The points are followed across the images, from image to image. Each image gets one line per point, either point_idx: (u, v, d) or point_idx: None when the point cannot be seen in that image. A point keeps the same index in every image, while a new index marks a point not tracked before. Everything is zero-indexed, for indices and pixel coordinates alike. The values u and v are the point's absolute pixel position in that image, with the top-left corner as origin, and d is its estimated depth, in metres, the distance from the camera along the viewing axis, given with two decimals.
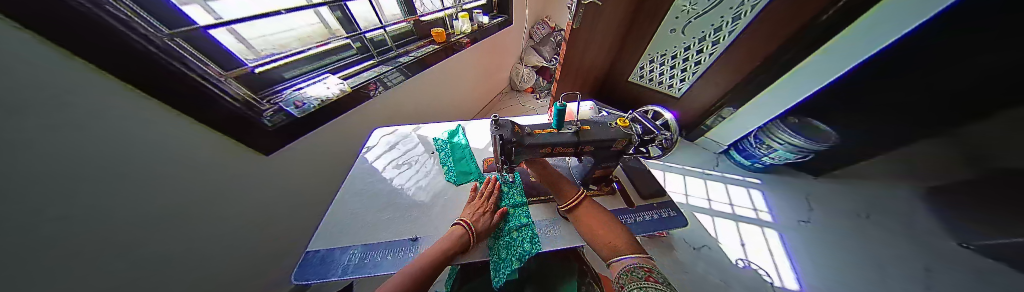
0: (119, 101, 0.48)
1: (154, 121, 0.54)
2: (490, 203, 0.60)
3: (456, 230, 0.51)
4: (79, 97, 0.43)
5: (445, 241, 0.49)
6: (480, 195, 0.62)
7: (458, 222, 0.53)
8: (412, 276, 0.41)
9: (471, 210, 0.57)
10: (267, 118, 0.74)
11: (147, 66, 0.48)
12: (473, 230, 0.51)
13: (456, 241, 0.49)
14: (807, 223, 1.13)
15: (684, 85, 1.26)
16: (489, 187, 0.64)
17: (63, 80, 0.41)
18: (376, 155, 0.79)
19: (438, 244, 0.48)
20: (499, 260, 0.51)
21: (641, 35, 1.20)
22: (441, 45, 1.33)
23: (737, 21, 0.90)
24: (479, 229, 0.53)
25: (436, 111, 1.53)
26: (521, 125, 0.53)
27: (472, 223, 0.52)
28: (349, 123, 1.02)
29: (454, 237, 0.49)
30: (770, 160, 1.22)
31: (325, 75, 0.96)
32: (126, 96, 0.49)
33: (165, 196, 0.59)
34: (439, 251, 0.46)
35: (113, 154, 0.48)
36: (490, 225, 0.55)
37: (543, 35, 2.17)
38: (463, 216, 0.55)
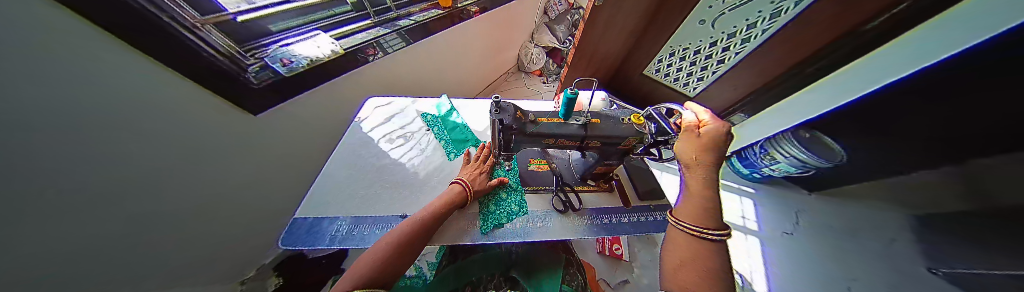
0: (108, 54, 0.43)
1: (142, 75, 0.49)
2: (484, 165, 0.62)
3: (456, 187, 0.53)
4: (107, 67, 0.44)
5: (446, 196, 0.51)
6: (477, 158, 0.63)
7: (456, 181, 0.55)
8: (426, 219, 0.44)
9: (467, 170, 0.58)
10: (253, 75, 0.68)
11: (126, 12, 0.41)
12: (471, 188, 0.54)
13: (457, 197, 0.51)
14: (790, 235, 1.16)
15: (700, 85, 1.19)
16: (485, 151, 0.63)
17: (89, 51, 0.41)
18: (372, 125, 0.76)
19: (442, 197, 0.51)
20: (490, 215, 0.56)
21: (665, 27, 1.07)
22: (446, 10, 1.22)
23: (774, 18, 0.77)
24: (474, 187, 0.55)
25: (437, 84, 1.46)
26: (524, 110, 0.48)
27: (470, 182, 0.55)
28: (342, 88, 0.97)
29: (456, 191, 0.52)
30: (771, 171, 1.19)
31: (316, 32, 0.87)
32: (111, 49, 0.43)
33: (181, 154, 0.60)
34: (444, 202, 0.49)
35: (112, 101, 0.46)
36: (487, 185, 0.58)
37: (559, 12, 1.99)
38: (460, 176, 0.56)
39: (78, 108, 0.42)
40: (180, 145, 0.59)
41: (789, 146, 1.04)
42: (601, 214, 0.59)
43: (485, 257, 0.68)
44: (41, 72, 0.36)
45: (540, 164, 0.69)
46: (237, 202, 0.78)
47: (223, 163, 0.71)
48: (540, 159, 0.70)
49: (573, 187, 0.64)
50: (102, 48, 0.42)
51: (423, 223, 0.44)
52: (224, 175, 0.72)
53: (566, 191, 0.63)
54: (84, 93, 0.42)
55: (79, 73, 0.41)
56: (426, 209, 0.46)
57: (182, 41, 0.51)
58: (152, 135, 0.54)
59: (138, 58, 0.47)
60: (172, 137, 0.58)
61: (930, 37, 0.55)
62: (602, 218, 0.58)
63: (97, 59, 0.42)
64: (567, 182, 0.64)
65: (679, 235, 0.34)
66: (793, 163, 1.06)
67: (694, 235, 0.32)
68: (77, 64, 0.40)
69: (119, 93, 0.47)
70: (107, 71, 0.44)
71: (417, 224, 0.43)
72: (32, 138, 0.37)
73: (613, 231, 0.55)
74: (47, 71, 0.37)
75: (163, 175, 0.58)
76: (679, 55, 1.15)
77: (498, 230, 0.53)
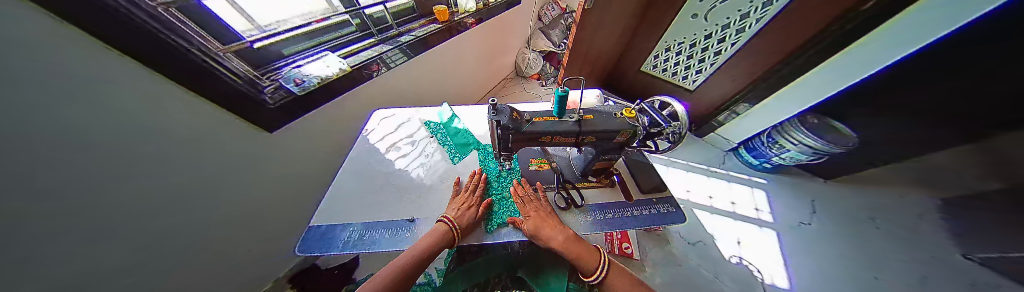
0: (127, 79, 0.47)
1: (161, 97, 0.53)
2: (473, 197, 0.59)
3: (440, 227, 0.49)
4: (121, 84, 0.46)
5: (427, 239, 0.48)
6: (465, 188, 0.61)
7: (442, 219, 0.52)
8: (401, 271, 0.43)
9: (454, 205, 0.55)
10: (268, 96, 0.73)
11: (145, 36, 0.45)
12: (457, 225, 0.50)
13: (440, 238, 0.48)
14: (809, 225, 1.11)
15: (699, 78, 1.19)
16: (474, 180, 0.62)
17: (102, 70, 0.43)
18: (378, 136, 0.80)
19: (424, 240, 0.48)
20: (495, 214, 0.57)
21: (658, 23, 1.09)
22: (445, 24, 1.27)
23: (767, 6, 0.78)
24: (462, 224, 0.51)
25: (439, 94, 1.51)
26: (520, 111, 0.50)
27: (455, 220, 0.51)
28: (350, 104, 1.02)
29: (440, 231, 0.49)
30: (780, 160, 1.16)
31: (325, 53, 0.93)
32: (131, 73, 0.47)
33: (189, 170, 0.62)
34: (428, 246, 0.47)
35: (128, 122, 0.49)
36: (479, 219, 0.54)
37: (553, 18, 2.04)
38: (446, 213, 0.53)
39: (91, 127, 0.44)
40: (191, 164, 0.63)
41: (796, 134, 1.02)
42: (604, 209, 0.59)
43: (492, 260, 0.68)
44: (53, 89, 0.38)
45: (541, 163, 0.69)
46: (244, 217, 0.80)
47: (233, 179, 0.74)
48: (541, 158, 0.71)
49: (574, 184, 0.64)
50: (121, 73, 0.46)
51: (407, 264, 0.45)
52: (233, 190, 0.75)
53: (567, 188, 0.64)
54: (100, 115, 0.45)
55: (93, 90, 0.42)
56: (403, 257, 0.46)
57: (189, 59, 0.53)
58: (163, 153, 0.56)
59: (154, 80, 0.51)
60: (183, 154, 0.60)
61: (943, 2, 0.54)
62: (604, 213, 0.58)
63: (109, 78, 0.44)
64: (568, 179, 0.65)
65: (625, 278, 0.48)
66: (803, 151, 1.03)
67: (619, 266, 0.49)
68: (100, 89, 0.43)
69: (131, 110, 0.49)
70: (121, 90, 0.46)
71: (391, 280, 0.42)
72: (40, 158, 0.39)
73: (616, 225, 0.55)
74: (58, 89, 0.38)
75: (171, 191, 0.60)
76: (675, 49, 1.17)
77: (503, 228, 0.55)
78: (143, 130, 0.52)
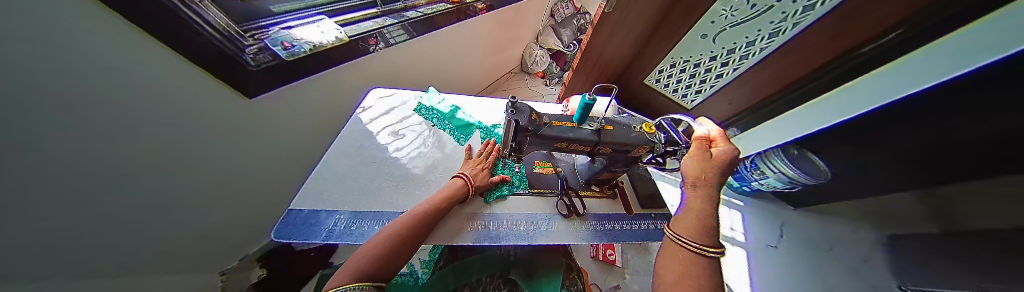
0: (93, 24, 0.40)
1: (130, 49, 0.46)
2: (486, 162, 0.63)
3: (456, 181, 0.54)
4: (86, 27, 0.39)
5: (446, 190, 0.52)
6: (479, 154, 0.65)
7: (459, 175, 0.56)
8: (425, 213, 0.45)
9: (470, 166, 0.60)
10: (251, 56, 0.65)
11: None
12: (472, 182, 0.54)
13: (457, 190, 0.52)
14: (775, 248, 1.20)
15: (698, 98, 1.23)
16: (487, 149, 0.66)
17: (73, 17, 0.37)
18: (372, 117, 0.74)
19: (443, 191, 0.51)
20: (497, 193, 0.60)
21: (668, 39, 1.08)
22: (454, 5, 1.20)
23: (772, 38, 0.81)
24: (477, 182, 0.56)
25: (440, 79, 1.44)
26: (539, 112, 0.48)
27: (472, 178, 0.55)
28: (343, 77, 0.95)
29: (458, 185, 0.53)
30: (760, 185, 1.21)
31: (321, 17, 0.84)
32: (104, 20, 0.40)
33: (168, 133, 0.57)
34: (447, 194, 0.50)
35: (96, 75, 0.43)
36: (489, 181, 0.59)
37: (566, 16, 2.01)
38: (462, 171, 0.57)
39: (67, 82, 0.39)
40: (167, 126, 0.56)
41: (778, 162, 1.03)
42: (604, 220, 0.59)
43: (485, 259, 0.66)
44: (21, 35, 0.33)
45: (546, 167, 0.68)
46: (224, 189, 0.74)
47: (214, 148, 0.67)
48: (545, 162, 0.70)
49: (577, 192, 0.63)
50: (87, 17, 0.39)
51: (428, 210, 0.46)
52: (211, 159, 0.68)
53: (570, 195, 0.62)
54: (69, 66, 0.39)
55: (63, 37, 0.37)
56: (425, 204, 0.47)
57: (167, 8, 0.46)
58: (138, 112, 0.51)
59: (123, 28, 0.43)
60: (165, 116, 0.55)
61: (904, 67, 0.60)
62: (604, 224, 0.58)
63: (80, 26, 0.39)
64: (572, 186, 0.64)
65: (675, 249, 0.35)
66: (780, 179, 1.06)
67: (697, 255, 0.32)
68: (67, 32, 0.37)
69: (105, 63, 0.43)
70: (87, 35, 0.40)
71: (415, 217, 0.44)
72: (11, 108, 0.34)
73: (617, 238, 0.55)
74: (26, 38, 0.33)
75: (144, 155, 0.55)
76: (680, 67, 1.17)
77: (503, 200, 0.59)
78: (112, 84, 0.45)
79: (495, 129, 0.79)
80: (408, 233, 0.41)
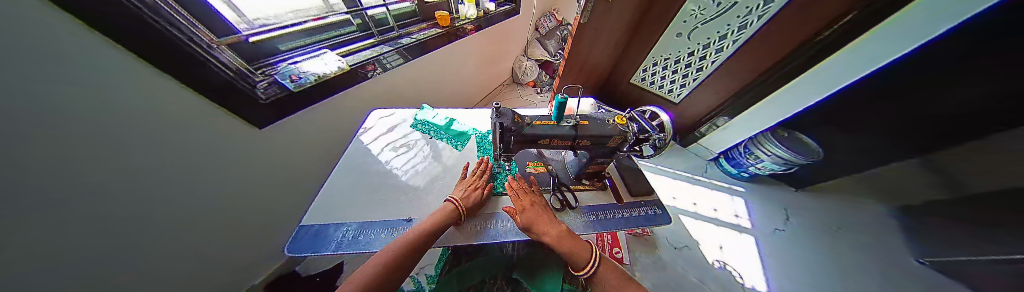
0: (87, 48, 0.41)
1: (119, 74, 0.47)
2: (480, 181, 0.63)
3: (447, 205, 0.54)
4: (79, 53, 0.41)
5: (436, 215, 0.52)
6: (472, 174, 0.65)
7: (448, 199, 0.56)
8: (421, 235, 0.47)
9: (461, 187, 0.60)
10: (261, 90, 0.72)
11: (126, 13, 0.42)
12: (462, 205, 0.55)
13: (447, 215, 0.52)
14: (782, 232, 1.18)
15: (683, 91, 1.27)
16: (481, 167, 0.66)
17: (70, 45, 0.39)
18: (372, 137, 0.79)
19: (434, 216, 0.52)
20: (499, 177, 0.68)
21: (647, 41, 1.19)
22: (444, 29, 1.30)
23: (742, 30, 0.88)
24: (467, 204, 0.56)
25: (435, 97, 1.51)
26: (521, 115, 0.53)
27: (460, 200, 0.56)
28: (344, 103, 1.01)
29: (447, 210, 0.53)
30: (757, 170, 1.24)
31: (323, 51, 0.92)
32: (98, 45, 0.42)
33: (156, 161, 0.57)
34: (436, 221, 0.50)
35: (91, 109, 0.45)
36: (483, 198, 0.60)
37: (550, 28, 2.15)
38: (453, 194, 0.58)
39: (52, 107, 0.40)
40: (161, 156, 0.58)
41: (769, 146, 1.09)
42: (595, 210, 0.62)
43: (484, 265, 0.66)
44: (14, 68, 0.34)
45: (538, 166, 0.71)
46: (215, 217, 0.75)
47: (209, 176, 0.69)
48: (537, 161, 0.73)
49: (569, 187, 0.66)
50: (80, 44, 0.40)
51: (420, 235, 0.48)
52: (203, 187, 0.69)
53: (562, 190, 0.65)
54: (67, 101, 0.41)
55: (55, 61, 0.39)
56: (419, 228, 0.49)
57: (183, 50, 0.52)
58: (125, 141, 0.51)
59: (118, 54, 0.45)
60: (156, 144, 0.56)
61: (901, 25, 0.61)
62: (595, 214, 0.61)
63: (76, 51, 0.41)
64: (563, 182, 0.67)
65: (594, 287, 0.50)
66: (776, 161, 1.10)
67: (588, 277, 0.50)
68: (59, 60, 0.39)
69: (100, 91, 0.45)
70: (80, 62, 0.41)
71: (415, 236, 0.47)
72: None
73: (608, 226, 0.57)
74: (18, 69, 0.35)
75: (137, 184, 0.56)
76: (662, 65, 1.24)
77: (499, 196, 0.63)
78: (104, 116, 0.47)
79: (487, 136, 0.83)
80: (409, 248, 0.46)
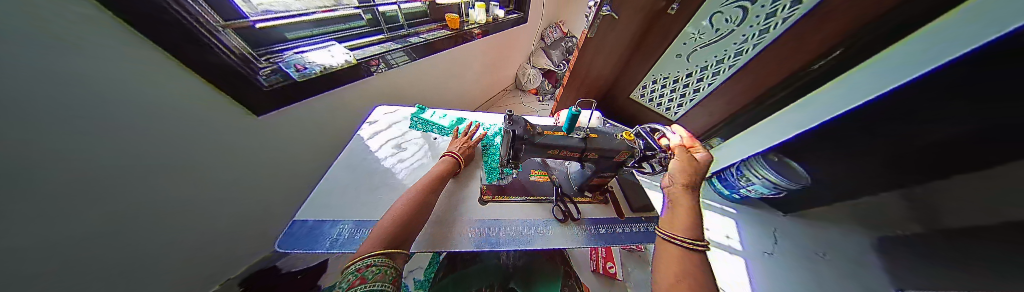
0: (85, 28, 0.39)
1: (118, 57, 0.44)
2: (468, 138, 0.73)
3: (448, 158, 0.63)
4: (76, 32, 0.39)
5: (442, 164, 0.60)
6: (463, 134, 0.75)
7: (448, 154, 0.65)
8: (437, 174, 0.56)
9: (456, 144, 0.69)
10: (263, 77, 0.69)
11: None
12: (460, 156, 0.65)
13: (450, 163, 0.61)
14: (770, 255, 1.19)
15: (681, 110, 1.30)
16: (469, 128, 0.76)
17: (75, 22, 0.38)
18: (374, 132, 0.77)
19: (440, 164, 0.60)
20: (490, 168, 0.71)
21: (646, 59, 1.21)
22: (454, 31, 1.31)
23: (738, 56, 0.94)
24: (462, 156, 0.66)
25: (437, 97, 1.50)
26: (533, 124, 0.53)
27: (459, 153, 0.66)
28: (346, 97, 0.99)
29: (451, 159, 0.63)
30: (749, 192, 1.25)
31: (331, 43, 0.91)
32: (99, 27, 0.40)
33: (153, 149, 0.56)
34: (444, 167, 0.59)
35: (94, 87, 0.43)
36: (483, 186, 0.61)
37: (555, 40, 2.21)
38: (450, 150, 0.66)
39: (56, 96, 0.39)
40: (160, 141, 0.56)
41: (757, 166, 1.15)
42: (597, 224, 0.61)
43: (484, 268, 0.64)
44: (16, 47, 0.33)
45: (541, 175, 0.72)
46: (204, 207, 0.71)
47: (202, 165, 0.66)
48: (541, 170, 0.73)
49: (571, 198, 0.66)
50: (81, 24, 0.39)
51: (435, 174, 0.56)
52: (200, 176, 0.67)
53: (565, 201, 0.65)
54: (67, 80, 0.40)
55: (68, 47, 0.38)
56: (431, 172, 0.56)
57: (184, 27, 0.49)
58: (127, 129, 0.50)
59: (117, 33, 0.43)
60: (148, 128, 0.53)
61: (876, 68, 0.70)
62: (597, 227, 0.60)
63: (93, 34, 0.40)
64: (566, 192, 0.67)
65: (670, 251, 0.40)
66: (766, 185, 1.13)
67: (685, 249, 0.39)
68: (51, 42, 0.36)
69: (111, 73, 0.45)
70: (80, 42, 0.39)
71: (432, 176, 0.54)
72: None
73: (609, 240, 0.57)
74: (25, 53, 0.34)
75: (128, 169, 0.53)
76: (661, 83, 1.27)
77: (492, 203, 0.61)
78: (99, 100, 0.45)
79: (494, 137, 0.83)
80: (433, 184, 0.53)
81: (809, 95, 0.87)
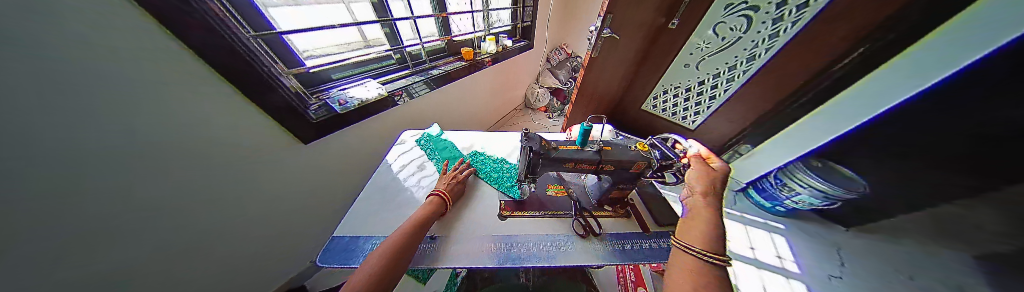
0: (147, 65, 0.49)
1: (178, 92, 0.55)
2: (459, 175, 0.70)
3: (434, 198, 0.58)
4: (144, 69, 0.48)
5: (427, 206, 0.56)
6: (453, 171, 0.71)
7: (435, 192, 0.60)
8: (420, 219, 0.51)
9: (444, 181, 0.66)
10: (313, 112, 0.83)
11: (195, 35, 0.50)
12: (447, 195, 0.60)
13: (436, 205, 0.57)
14: (840, 280, 0.95)
15: (698, 119, 1.27)
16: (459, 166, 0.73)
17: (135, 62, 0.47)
18: (400, 154, 0.83)
19: (426, 205, 0.56)
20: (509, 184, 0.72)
21: (654, 70, 1.25)
22: (468, 62, 1.44)
23: (750, 62, 0.94)
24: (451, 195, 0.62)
25: (454, 120, 1.61)
26: (548, 140, 0.56)
27: (447, 192, 0.61)
28: (373, 125, 1.10)
29: (437, 199, 0.58)
30: (796, 204, 1.05)
31: (367, 80, 1.06)
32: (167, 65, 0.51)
33: (186, 174, 0.64)
34: (429, 209, 0.55)
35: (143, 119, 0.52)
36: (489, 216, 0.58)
37: (561, 61, 2.33)
38: (437, 188, 0.62)
39: (97, 125, 0.46)
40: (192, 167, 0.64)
41: (800, 173, 0.95)
42: (620, 240, 0.58)
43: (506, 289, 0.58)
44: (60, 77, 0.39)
45: (557, 189, 0.71)
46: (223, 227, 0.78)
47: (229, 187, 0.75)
48: (557, 185, 0.73)
49: (591, 212, 0.64)
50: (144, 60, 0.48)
51: (419, 218, 0.51)
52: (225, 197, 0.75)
53: (584, 215, 0.63)
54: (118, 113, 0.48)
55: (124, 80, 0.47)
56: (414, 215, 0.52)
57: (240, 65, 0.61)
58: (175, 155, 0.60)
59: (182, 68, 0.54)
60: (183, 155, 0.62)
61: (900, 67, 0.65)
62: (621, 243, 0.57)
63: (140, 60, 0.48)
64: (584, 207, 0.65)
65: None
66: (815, 195, 0.93)
67: None
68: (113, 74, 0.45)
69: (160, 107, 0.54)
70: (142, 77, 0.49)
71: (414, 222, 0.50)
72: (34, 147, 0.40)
73: (639, 258, 0.53)
74: (68, 64, 0.40)
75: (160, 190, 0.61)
76: (673, 92, 1.27)
77: (513, 218, 0.62)
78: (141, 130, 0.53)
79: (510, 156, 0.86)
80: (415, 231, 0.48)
81: (839, 98, 0.80)
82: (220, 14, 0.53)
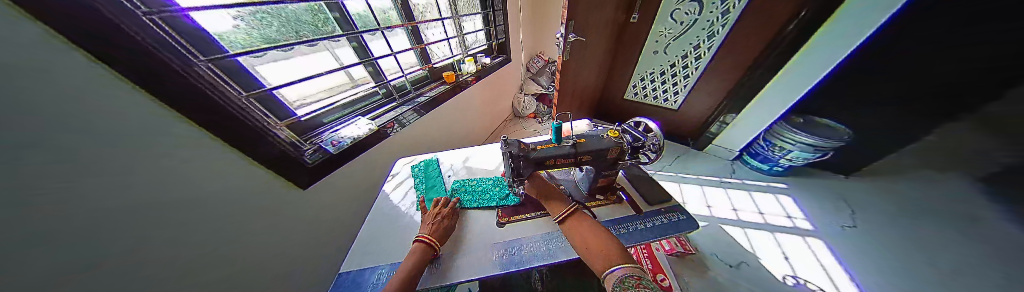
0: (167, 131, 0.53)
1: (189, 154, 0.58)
2: (443, 211, 0.63)
3: (418, 247, 0.52)
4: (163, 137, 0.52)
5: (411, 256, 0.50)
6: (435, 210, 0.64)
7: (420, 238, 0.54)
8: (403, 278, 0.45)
9: (428, 222, 0.59)
10: (308, 157, 0.86)
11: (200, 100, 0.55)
12: (434, 238, 0.54)
13: (422, 254, 0.50)
14: (853, 228, 1.01)
15: (678, 98, 1.33)
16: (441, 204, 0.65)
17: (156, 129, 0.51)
18: (393, 184, 0.84)
19: (411, 256, 0.50)
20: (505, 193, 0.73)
21: (628, 60, 1.33)
22: (451, 84, 1.51)
23: (712, 38, 1.02)
24: (438, 237, 0.55)
25: (447, 141, 1.65)
26: (526, 142, 0.59)
27: (433, 235, 0.55)
28: (371, 160, 1.13)
29: (423, 247, 0.52)
30: (790, 162, 1.15)
31: (357, 118, 1.10)
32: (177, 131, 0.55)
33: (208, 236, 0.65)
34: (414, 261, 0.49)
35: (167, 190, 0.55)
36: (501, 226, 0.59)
37: (539, 67, 2.42)
38: (421, 233, 0.56)
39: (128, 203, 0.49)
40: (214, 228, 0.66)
41: (790, 134, 1.06)
42: (615, 225, 0.59)
43: None
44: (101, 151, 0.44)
45: None
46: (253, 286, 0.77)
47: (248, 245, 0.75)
48: None
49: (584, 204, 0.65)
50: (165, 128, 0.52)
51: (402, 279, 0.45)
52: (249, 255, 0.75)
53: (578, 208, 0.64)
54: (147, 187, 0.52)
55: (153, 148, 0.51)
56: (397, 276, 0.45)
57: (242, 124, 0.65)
58: (198, 220, 0.62)
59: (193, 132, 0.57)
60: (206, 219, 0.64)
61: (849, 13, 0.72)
62: (615, 229, 0.58)
63: (147, 129, 0.50)
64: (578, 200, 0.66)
65: None
66: (804, 149, 1.05)
67: None
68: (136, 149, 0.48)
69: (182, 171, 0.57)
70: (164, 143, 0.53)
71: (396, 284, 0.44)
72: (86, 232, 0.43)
73: (633, 240, 0.54)
74: (98, 138, 0.43)
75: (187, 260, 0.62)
76: (649, 78, 1.35)
77: (509, 224, 0.62)
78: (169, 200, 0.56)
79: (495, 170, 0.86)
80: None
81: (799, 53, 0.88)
82: (214, 82, 0.58)
